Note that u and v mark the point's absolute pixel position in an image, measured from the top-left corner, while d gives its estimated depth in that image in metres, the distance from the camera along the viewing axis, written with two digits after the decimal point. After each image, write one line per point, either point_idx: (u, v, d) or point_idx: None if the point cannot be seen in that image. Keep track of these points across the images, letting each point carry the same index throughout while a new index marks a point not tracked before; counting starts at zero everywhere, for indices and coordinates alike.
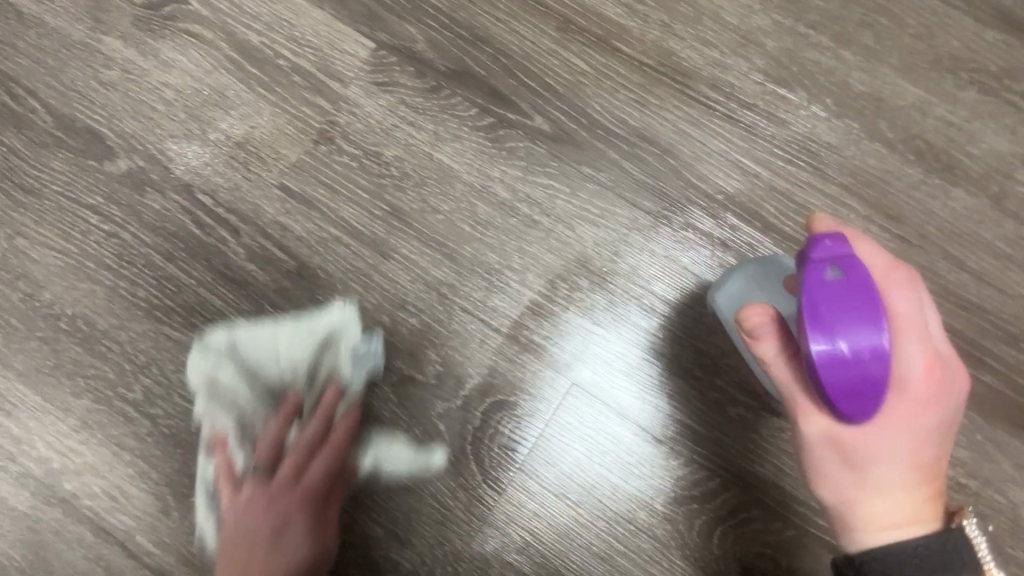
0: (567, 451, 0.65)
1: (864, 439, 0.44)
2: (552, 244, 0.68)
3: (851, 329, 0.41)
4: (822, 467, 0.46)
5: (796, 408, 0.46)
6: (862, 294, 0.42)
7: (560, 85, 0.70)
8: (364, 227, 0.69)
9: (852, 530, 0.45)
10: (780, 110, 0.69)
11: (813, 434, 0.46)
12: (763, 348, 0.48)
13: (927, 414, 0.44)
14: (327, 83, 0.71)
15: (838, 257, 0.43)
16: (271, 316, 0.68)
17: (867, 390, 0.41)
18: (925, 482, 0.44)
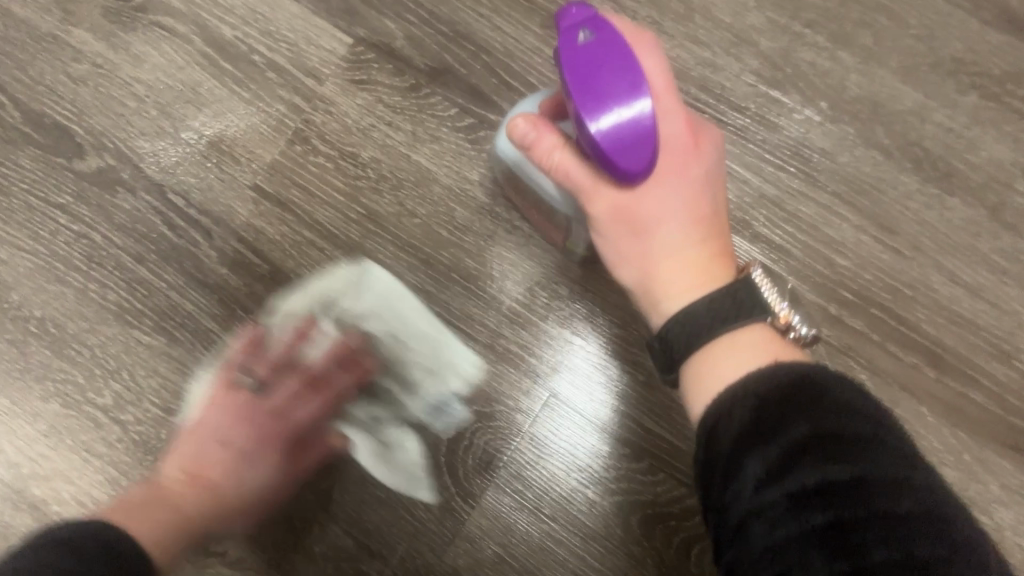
0: (543, 464, 0.64)
1: (642, 198, 0.45)
2: (532, 251, 0.66)
3: (604, 84, 0.43)
4: (613, 239, 0.47)
5: (571, 179, 0.47)
6: (615, 56, 0.43)
7: (544, 84, 0.68)
8: (339, 230, 0.67)
9: (655, 300, 0.46)
10: (772, 114, 0.66)
11: (598, 211, 0.47)
12: (533, 147, 0.48)
13: (678, 189, 0.45)
14: (302, 79, 0.69)
15: (592, 18, 0.44)
16: (241, 322, 0.66)
17: (635, 138, 0.42)
18: (710, 240, 0.46)
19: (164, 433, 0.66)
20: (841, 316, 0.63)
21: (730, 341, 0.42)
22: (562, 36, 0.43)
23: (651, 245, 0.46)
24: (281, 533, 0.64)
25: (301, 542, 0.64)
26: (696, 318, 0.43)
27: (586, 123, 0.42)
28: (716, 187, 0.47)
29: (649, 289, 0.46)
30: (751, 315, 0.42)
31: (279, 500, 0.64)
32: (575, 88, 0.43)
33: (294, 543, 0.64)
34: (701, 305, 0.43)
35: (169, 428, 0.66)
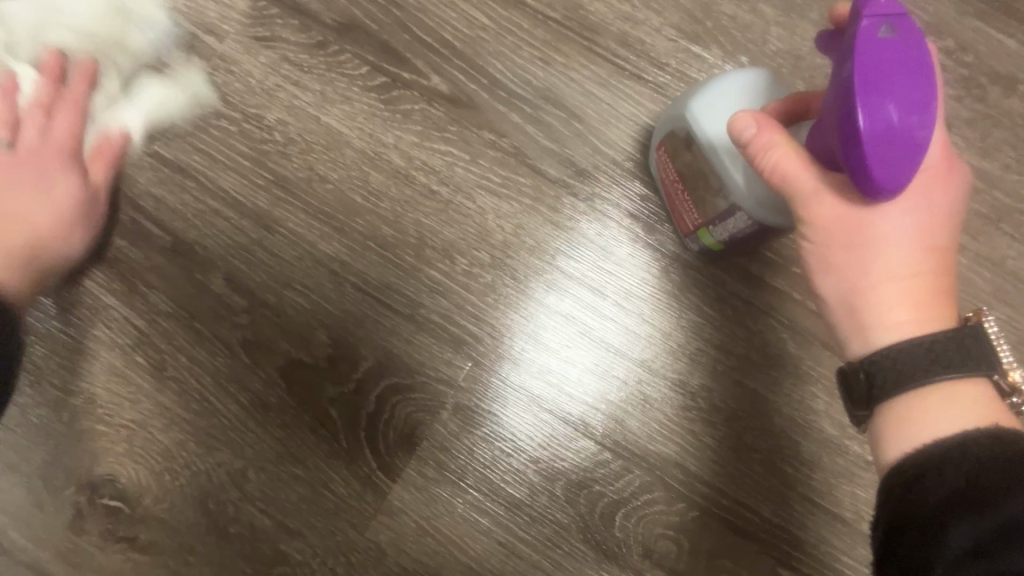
0: (466, 435, 0.62)
1: (886, 220, 0.42)
2: (450, 216, 0.64)
3: (895, 88, 0.37)
4: (822, 250, 0.44)
5: (801, 193, 0.43)
6: (888, 61, 0.37)
7: (459, 40, 0.65)
8: (246, 198, 0.64)
9: (861, 329, 0.43)
10: (692, 69, 0.64)
11: (822, 220, 0.43)
12: (765, 157, 0.44)
13: (901, 212, 0.42)
14: (201, 38, 0.65)
15: (895, 11, 0.38)
16: (144, 297, 0.63)
17: (905, 152, 0.37)
18: (928, 278, 0.43)
19: (66, 416, 0.61)
20: (762, 275, 0.62)
21: (924, 391, 0.41)
22: (862, 28, 0.37)
23: (873, 273, 0.43)
24: (194, 514, 0.61)
25: (215, 523, 0.61)
26: (915, 358, 0.41)
27: (852, 132, 0.37)
28: (938, 223, 0.43)
29: (854, 318, 0.44)
30: (973, 369, 0.41)
31: (191, 481, 0.61)
32: (864, 90, 0.37)
33: (206, 523, 0.61)
34: (921, 350, 0.41)
35: (71, 410, 0.61)
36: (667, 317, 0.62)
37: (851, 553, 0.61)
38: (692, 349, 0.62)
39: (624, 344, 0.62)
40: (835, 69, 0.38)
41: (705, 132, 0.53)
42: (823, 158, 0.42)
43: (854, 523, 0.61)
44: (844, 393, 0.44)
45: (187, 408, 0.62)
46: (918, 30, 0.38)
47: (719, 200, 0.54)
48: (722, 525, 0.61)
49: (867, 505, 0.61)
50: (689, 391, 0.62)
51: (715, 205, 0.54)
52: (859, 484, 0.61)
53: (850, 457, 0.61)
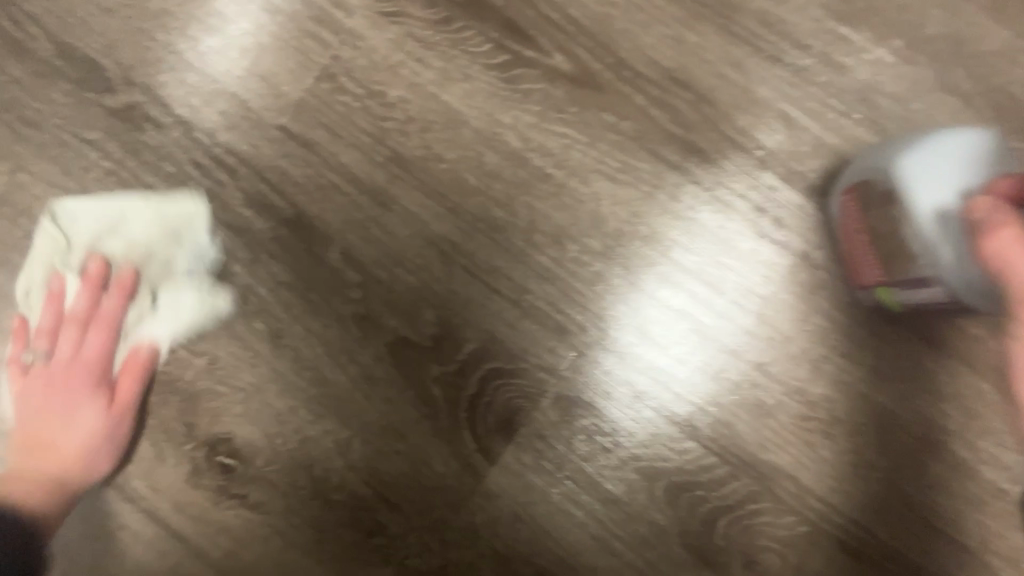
0: (566, 426, 0.61)
1: None
2: (564, 202, 0.62)
3: None
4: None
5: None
6: None
7: (587, 19, 0.63)
8: (364, 173, 0.65)
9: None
10: (838, 53, 0.60)
11: None
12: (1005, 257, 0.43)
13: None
14: (332, 13, 0.66)
15: None
16: (265, 265, 0.65)
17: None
18: None
19: (189, 374, 0.65)
20: None
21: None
22: None
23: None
24: (301, 478, 0.63)
25: (320, 489, 0.63)
26: None
27: None
28: None
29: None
30: None
31: (300, 446, 0.64)
32: None
33: (312, 489, 0.63)
34: None
35: (194, 369, 0.65)
36: (790, 321, 0.59)
37: None
38: (816, 355, 0.58)
39: (740, 345, 0.59)
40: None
41: (915, 197, 0.50)
42: None
43: (980, 554, 0.57)
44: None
45: (300, 375, 0.64)
46: None
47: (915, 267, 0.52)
48: (833, 543, 0.57)
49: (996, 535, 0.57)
50: (809, 400, 0.58)
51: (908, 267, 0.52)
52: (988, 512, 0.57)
53: (981, 484, 0.57)
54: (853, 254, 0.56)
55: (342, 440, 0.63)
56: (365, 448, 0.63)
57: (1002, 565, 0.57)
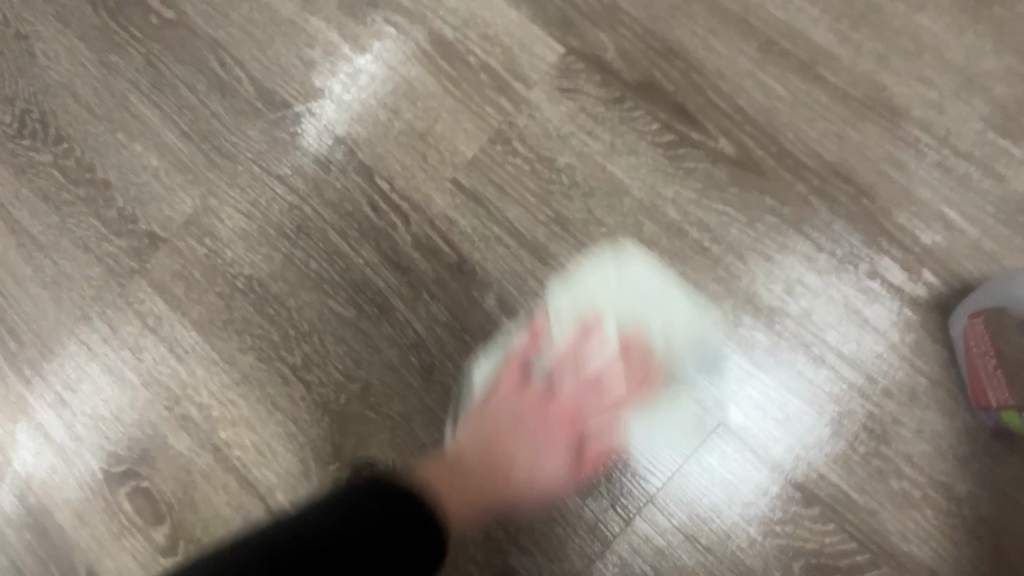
0: (690, 483, 0.63)
1: None
2: (719, 274, 0.65)
3: None
4: None
5: None
6: None
7: (753, 108, 0.67)
8: (527, 230, 0.69)
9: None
10: (998, 163, 0.62)
11: None
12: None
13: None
14: (512, 83, 0.72)
15: None
16: (426, 305, 0.70)
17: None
18: None
19: (343, 397, 0.69)
20: None
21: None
22: None
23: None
24: None
25: None
26: None
27: None
28: None
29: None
30: None
31: None
32: None
33: None
34: None
35: (348, 393, 0.69)
36: (938, 415, 0.60)
37: None
38: (963, 453, 0.60)
39: (882, 432, 0.61)
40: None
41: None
42: None
43: None
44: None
45: (447, 410, 0.68)
46: None
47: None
48: None
49: None
50: (954, 497, 0.59)
51: None
52: None
53: None
54: (982, 376, 0.58)
55: None
56: None
57: None
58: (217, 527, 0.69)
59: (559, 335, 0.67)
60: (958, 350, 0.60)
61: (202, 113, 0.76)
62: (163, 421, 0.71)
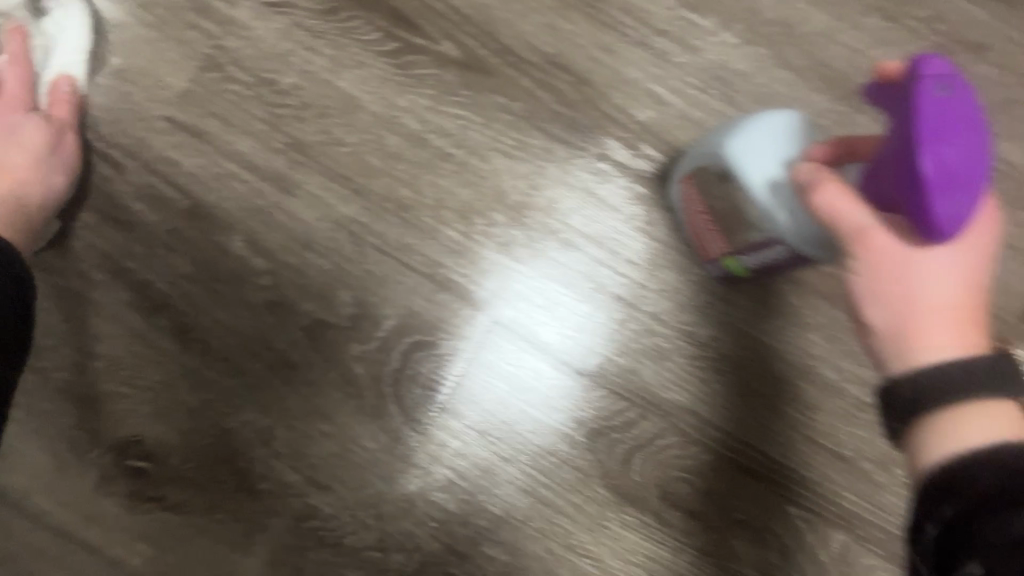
0: (495, 398, 0.65)
1: (931, 257, 0.46)
2: (466, 178, 0.66)
3: (955, 144, 0.42)
4: (869, 278, 0.47)
5: (852, 232, 0.48)
6: (954, 120, 0.42)
7: (470, 7, 0.67)
8: (262, 161, 0.65)
9: (906, 348, 0.46)
10: (692, 36, 0.68)
11: (870, 255, 0.47)
12: (826, 197, 0.49)
13: (941, 249, 0.46)
14: (213, 2, 0.65)
15: (949, 75, 0.43)
16: (163, 259, 0.63)
17: (963, 186, 0.42)
18: (967, 308, 0.46)
19: (89, 378, 0.62)
20: None
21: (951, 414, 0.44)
22: (921, 86, 0.43)
23: (920, 300, 0.46)
24: (220, 470, 0.63)
25: (240, 481, 0.63)
26: (950, 376, 0.44)
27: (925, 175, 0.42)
28: (979, 266, 0.47)
29: (892, 339, 0.47)
30: (997, 391, 0.44)
31: (218, 440, 0.63)
32: (926, 142, 0.42)
33: (231, 480, 0.63)
34: (957, 369, 0.44)
35: (93, 372, 0.62)
36: (676, 273, 0.66)
37: (849, 487, 0.65)
38: (701, 301, 0.66)
39: (640, 303, 0.66)
40: (904, 120, 0.43)
41: (748, 174, 0.57)
42: (876, 199, 0.47)
43: (851, 460, 0.65)
44: (881, 410, 0.47)
45: (211, 367, 0.63)
46: (970, 91, 0.44)
47: (755, 233, 0.59)
48: (732, 466, 0.65)
49: (861, 442, 0.65)
50: (699, 341, 0.66)
51: (750, 236, 0.59)
52: (854, 423, 0.65)
53: (845, 398, 0.65)
54: (702, 234, 0.64)
55: (259, 429, 0.63)
56: (283, 434, 0.63)
57: (869, 467, 0.65)
58: None
59: (316, 265, 0.64)
60: (680, 213, 0.66)
61: None
62: None
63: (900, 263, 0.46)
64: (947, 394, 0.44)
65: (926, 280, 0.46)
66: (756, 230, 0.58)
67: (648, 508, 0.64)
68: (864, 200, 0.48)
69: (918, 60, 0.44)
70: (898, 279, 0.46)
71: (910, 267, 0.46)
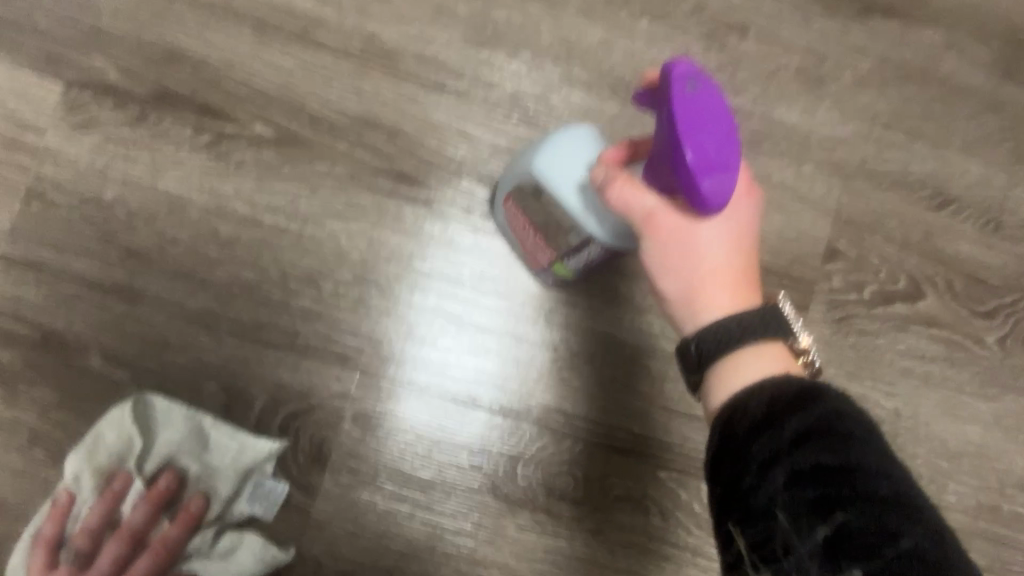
0: (392, 448, 0.69)
1: (707, 229, 0.51)
2: (304, 248, 0.70)
3: (710, 135, 0.45)
4: (661, 255, 0.51)
5: (643, 218, 0.51)
6: (708, 114, 0.45)
7: (272, 88, 0.70)
8: (103, 276, 0.67)
9: (694, 310, 0.51)
10: (485, 71, 0.73)
11: (660, 237, 0.51)
12: (616, 190, 0.52)
13: (710, 227, 0.51)
14: (23, 137, 0.67)
15: (696, 74, 0.46)
16: (26, 393, 0.65)
17: (727, 186, 0.46)
18: (739, 266, 0.52)
19: None
20: None
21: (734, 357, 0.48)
22: (674, 87, 0.45)
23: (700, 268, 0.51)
24: None
25: None
26: (729, 331, 0.49)
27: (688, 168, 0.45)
28: (750, 229, 0.52)
29: (681, 302, 0.52)
30: (769, 334, 0.49)
31: None
32: (687, 138, 0.44)
33: None
34: (734, 327, 0.49)
35: None
36: (518, 290, 0.71)
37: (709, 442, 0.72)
38: (545, 309, 0.71)
39: (506, 331, 0.71)
40: (668, 127, 0.46)
41: (555, 183, 0.58)
42: (658, 185, 0.51)
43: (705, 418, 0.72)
44: (681, 364, 0.51)
45: None
46: (716, 84, 0.46)
47: (572, 237, 0.60)
48: (605, 450, 0.71)
49: None
50: (551, 346, 0.71)
51: (568, 241, 0.61)
52: None
53: None
54: (532, 246, 0.66)
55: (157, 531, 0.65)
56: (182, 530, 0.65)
57: None
58: None
59: (179, 362, 0.67)
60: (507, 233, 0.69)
61: None
62: None
63: (684, 241, 0.51)
64: (723, 345, 0.48)
65: (706, 250, 0.51)
66: (572, 235, 0.60)
67: (538, 508, 0.69)
68: (649, 187, 0.52)
69: (671, 63, 0.46)
70: (684, 253, 0.51)
71: (689, 240, 0.51)
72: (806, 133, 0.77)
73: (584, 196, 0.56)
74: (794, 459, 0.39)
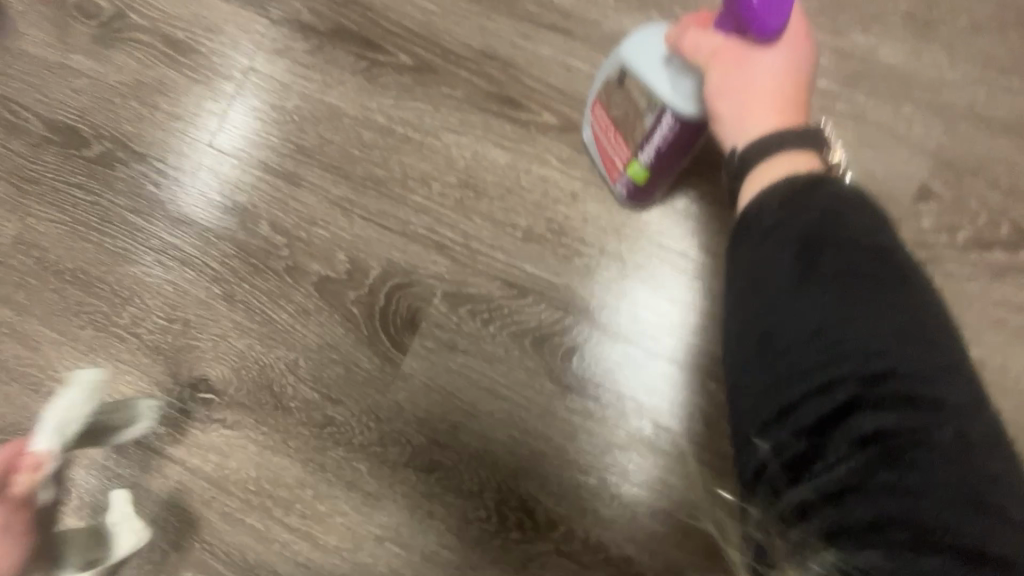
0: (529, 362, 0.80)
1: (761, 57, 0.60)
2: (424, 155, 0.85)
3: None
4: (721, 84, 0.60)
5: (709, 54, 0.60)
6: None
7: (417, 25, 0.86)
8: (277, 164, 0.87)
9: (746, 129, 0.61)
10: (592, 13, 0.83)
11: (721, 66, 0.60)
12: (687, 33, 0.61)
13: (772, 53, 0.60)
14: (239, 58, 0.90)
15: None
16: (216, 246, 0.87)
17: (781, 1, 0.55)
18: (785, 95, 0.61)
19: (171, 335, 0.87)
20: None
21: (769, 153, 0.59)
22: None
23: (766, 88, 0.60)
24: (263, 395, 0.84)
25: (277, 401, 0.83)
26: (770, 146, 0.59)
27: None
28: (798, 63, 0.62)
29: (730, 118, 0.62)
30: (807, 143, 0.59)
31: (260, 372, 0.84)
32: None
33: (271, 401, 0.84)
34: (775, 140, 0.59)
35: (174, 331, 0.87)
36: (595, 204, 0.82)
37: None
38: (617, 224, 0.82)
39: (652, 265, 0.81)
40: None
41: (638, 66, 0.66)
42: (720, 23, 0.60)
43: None
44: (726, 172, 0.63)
45: (252, 319, 0.85)
46: None
47: (646, 120, 0.68)
48: (656, 354, 0.80)
49: None
50: (619, 256, 0.81)
51: (643, 127, 0.69)
52: None
53: None
54: (614, 146, 0.75)
55: (287, 360, 0.84)
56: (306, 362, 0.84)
57: None
58: (100, 467, 0.85)
59: (320, 235, 0.85)
60: (595, 154, 0.80)
61: (4, 153, 0.90)
62: (35, 401, 0.86)
63: (747, 72, 0.60)
64: (761, 157, 0.59)
65: (761, 73, 0.60)
66: (647, 119, 0.68)
67: (588, 394, 0.80)
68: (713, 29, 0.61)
69: None
70: (745, 80, 0.60)
71: (748, 67, 0.60)
72: (907, 77, 0.77)
73: (668, 57, 0.65)
74: (823, 264, 0.51)
